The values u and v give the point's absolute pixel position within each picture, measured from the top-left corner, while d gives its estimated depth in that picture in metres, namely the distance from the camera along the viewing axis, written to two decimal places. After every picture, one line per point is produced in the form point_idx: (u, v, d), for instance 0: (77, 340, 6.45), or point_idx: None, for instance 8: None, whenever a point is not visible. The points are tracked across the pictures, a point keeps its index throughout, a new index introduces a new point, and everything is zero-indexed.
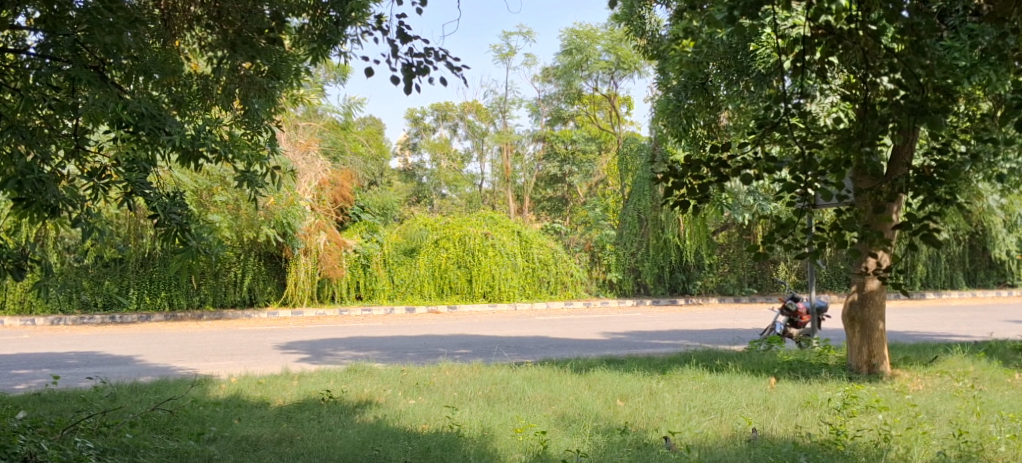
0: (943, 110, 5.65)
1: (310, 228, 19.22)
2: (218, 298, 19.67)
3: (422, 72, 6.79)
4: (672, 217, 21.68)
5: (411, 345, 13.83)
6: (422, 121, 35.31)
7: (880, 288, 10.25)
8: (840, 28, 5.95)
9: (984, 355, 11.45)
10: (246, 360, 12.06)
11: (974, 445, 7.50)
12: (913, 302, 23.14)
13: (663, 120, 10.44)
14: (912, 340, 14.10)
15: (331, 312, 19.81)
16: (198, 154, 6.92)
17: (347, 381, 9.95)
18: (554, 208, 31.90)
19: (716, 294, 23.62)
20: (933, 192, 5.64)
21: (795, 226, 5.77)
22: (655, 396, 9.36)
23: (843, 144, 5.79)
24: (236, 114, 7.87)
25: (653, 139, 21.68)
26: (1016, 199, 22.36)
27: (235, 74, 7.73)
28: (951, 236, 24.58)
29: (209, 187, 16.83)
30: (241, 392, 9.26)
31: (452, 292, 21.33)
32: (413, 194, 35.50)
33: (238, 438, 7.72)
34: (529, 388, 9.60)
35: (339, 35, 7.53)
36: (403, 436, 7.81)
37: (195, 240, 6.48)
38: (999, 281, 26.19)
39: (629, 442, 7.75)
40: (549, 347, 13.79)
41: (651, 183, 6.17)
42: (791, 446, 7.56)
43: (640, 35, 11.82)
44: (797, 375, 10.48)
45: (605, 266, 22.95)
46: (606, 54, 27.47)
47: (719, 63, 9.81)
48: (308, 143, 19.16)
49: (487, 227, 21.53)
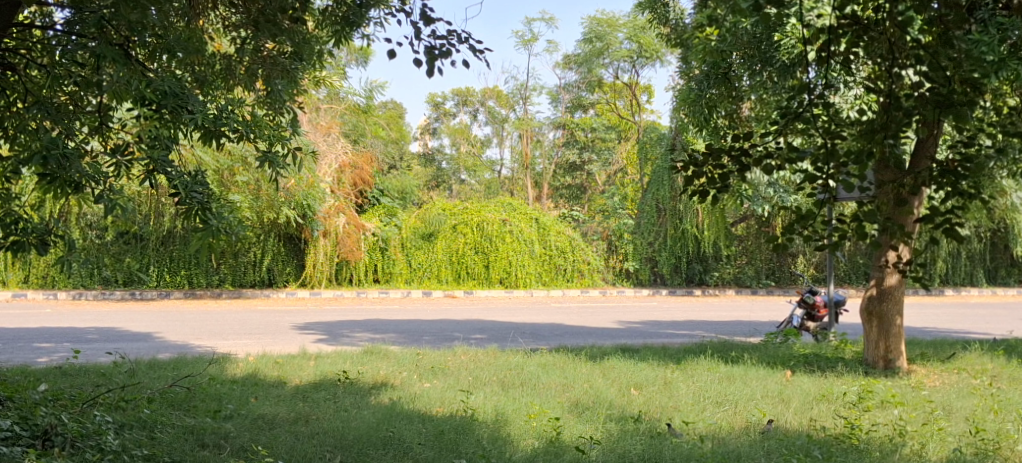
0: (968, 103, 5.65)
1: (330, 210, 19.12)
2: (237, 277, 19.80)
3: (444, 54, 6.79)
4: (691, 207, 21.53)
5: (427, 329, 13.87)
6: (442, 106, 35.31)
7: (899, 282, 10.20)
8: (865, 19, 5.91)
9: (1002, 353, 11.38)
10: (264, 339, 12.13)
11: (990, 443, 7.46)
12: (932, 298, 23.02)
13: (686, 109, 10.41)
14: (930, 336, 14.05)
15: (349, 294, 19.90)
16: (220, 133, 6.95)
17: (363, 363, 10.00)
18: (572, 196, 31.88)
19: (733, 286, 23.56)
20: (957, 185, 5.62)
21: (814, 217, 5.78)
22: (670, 385, 9.36)
23: (867, 135, 5.78)
24: (259, 94, 7.90)
25: (673, 128, 21.60)
26: None
27: (259, 54, 7.81)
28: (972, 234, 24.40)
29: (230, 167, 17.03)
30: (258, 371, 9.32)
31: (468, 277, 21.45)
32: (432, 178, 35.53)
33: (255, 416, 7.78)
34: (543, 375, 9.61)
35: (362, 18, 7.44)
36: (418, 418, 7.85)
37: (216, 219, 6.50)
38: (1020, 279, 25.96)
39: (643, 431, 7.77)
40: (565, 335, 13.80)
41: (670, 173, 6.16)
42: (805, 439, 7.56)
43: (664, 24, 11.73)
44: (812, 368, 10.47)
45: (622, 255, 22.95)
46: (627, 43, 27.40)
47: (741, 53, 9.80)
48: (330, 125, 19.29)
49: (505, 213, 21.50)
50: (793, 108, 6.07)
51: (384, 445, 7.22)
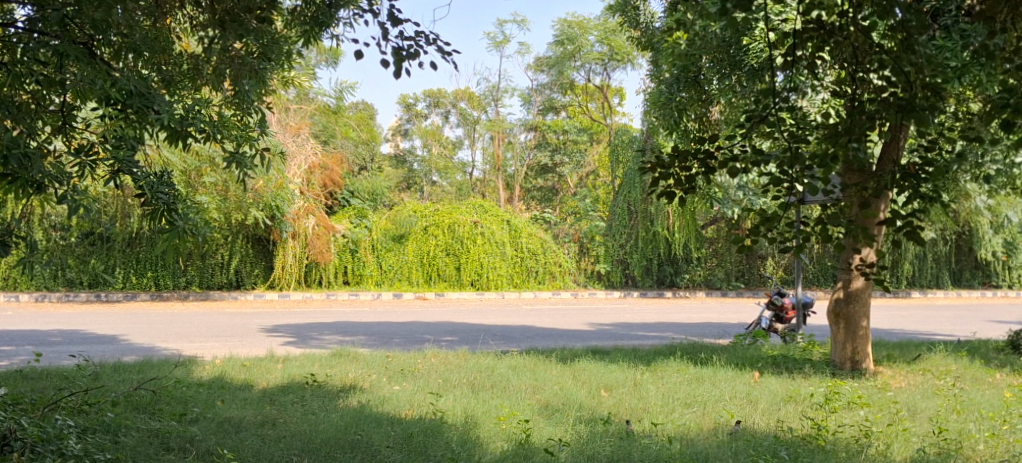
0: (930, 108, 5.69)
1: (299, 211, 19.05)
2: (205, 279, 19.68)
3: (412, 56, 6.78)
4: (662, 209, 21.58)
5: (397, 331, 13.83)
6: (414, 108, 35.24)
7: (866, 284, 10.28)
8: (830, 24, 6.03)
9: (967, 354, 11.50)
10: (231, 342, 12.05)
11: (953, 443, 7.53)
12: (899, 300, 23.26)
13: (656, 113, 10.45)
14: (896, 338, 14.19)
15: (318, 295, 19.81)
16: (187, 134, 6.88)
17: (331, 366, 9.95)
18: (544, 199, 31.83)
19: (703, 288, 23.67)
20: (917, 189, 5.71)
21: (779, 219, 5.84)
22: (640, 387, 9.39)
23: (831, 138, 5.83)
24: (226, 94, 7.87)
25: (644, 131, 21.68)
26: (1003, 201, 22.50)
27: (226, 54, 7.70)
28: (938, 236, 24.66)
29: (198, 168, 16.90)
30: (225, 374, 9.25)
31: (439, 279, 21.39)
32: (403, 180, 35.41)
33: (221, 419, 7.73)
34: (513, 377, 9.61)
35: (331, 17, 7.43)
36: (387, 421, 7.83)
37: (182, 220, 6.47)
38: (985, 281, 26.28)
39: (612, 432, 7.78)
40: (536, 337, 13.81)
41: (639, 174, 6.20)
42: (772, 440, 7.60)
43: (634, 26, 11.75)
44: (780, 370, 10.54)
45: (593, 257, 22.98)
46: (598, 45, 27.51)
47: (711, 57, 9.82)
48: (299, 126, 19.19)
49: (477, 215, 21.48)
50: (760, 111, 6.15)
51: (353, 448, 7.19)
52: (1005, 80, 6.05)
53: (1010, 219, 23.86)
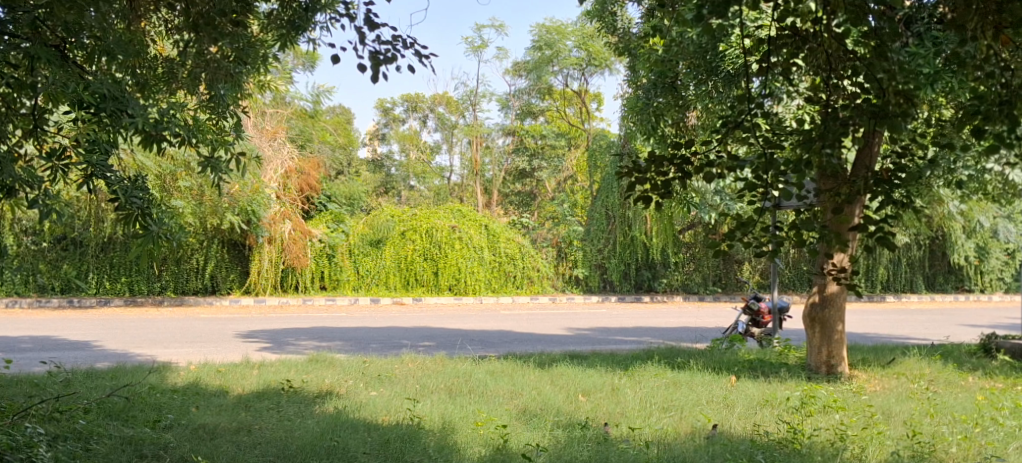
0: (902, 115, 5.78)
1: (275, 216, 18.97)
2: (180, 285, 19.57)
3: (389, 60, 6.78)
4: (640, 214, 21.65)
5: (374, 336, 13.78)
6: (391, 112, 35.24)
7: (841, 289, 10.34)
8: (804, 31, 6.15)
9: (940, 358, 11.60)
10: (205, 348, 11.97)
11: (926, 446, 7.58)
12: (874, 304, 23.40)
13: (633, 118, 10.48)
14: (871, 342, 14.28)
15: (294, 301, 19.72)
16: (162, 138, 6.82)
17: (308, 372, 9.90)
18: (522, 203, 31.75)
19: (681, 293, 23.75)
20: (890, 195, 5.77)
21: (755, 224, 5.87)
22: (618, 391, 9.40)
23: (805, 145, 5.88)
24: (202, 98, 7.87)
25: (622, 136, 21.73)
26: (976, 206, 22.73)
27: (202, 57, 7.60)
28: (911, 241, 24.87)
29: (173, 173, 16.76)
30: (199, 380, 9.19)
31: (417, 284, 21.36)
32: (381, 184, 35.36)
33: (195, 426, 7.68)
34: (491, 382, 9.60)
35: (308, 21, 7.41)
36: (364, 427, 7.80)
37: (156, 226, 6.40)
38: (958, 286, 26.51)
39: (590, 437, 7.79)
40: (513, 342, 13.81)
41: (615, 179, 6.20)
42: (749, 444, 7.62)
43: (611, 32, 11.76)
44: (756, 374, 10.58)
45: (572, 261, 22.99)
46: (576, 51, 27.60)
47: (687, 62, 9.85)
48: (275, 131, 19.09)
49: (455, 219, 21.40)
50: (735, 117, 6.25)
51: (329, 455, 7.15)
52: (976, 87, 6.14)
53: (982, 223, 24.11)
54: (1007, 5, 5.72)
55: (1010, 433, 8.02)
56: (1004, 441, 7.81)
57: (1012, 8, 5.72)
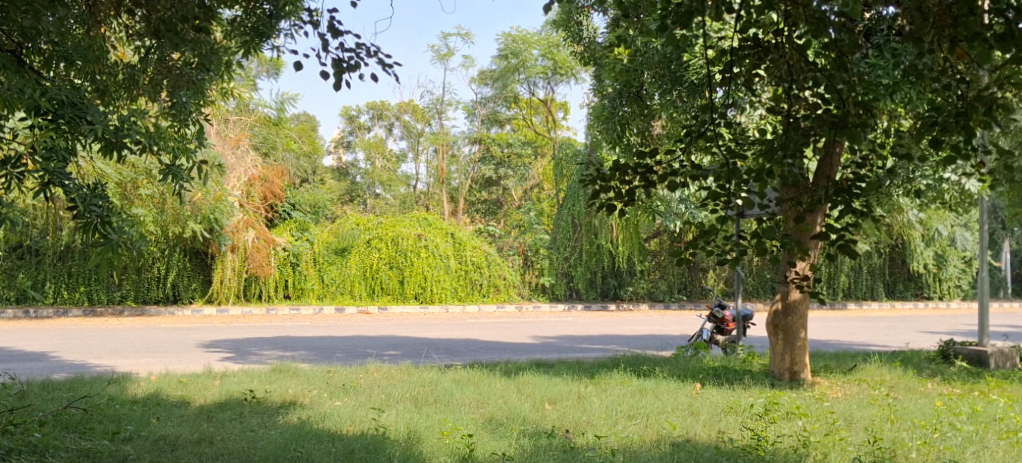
0: (862, 125, 5.82)
1: (239, 224, 18.89)
2: (141, 294, 19.36)
3: (352, 67, 6.77)
4: (606, 222, 21.76)
5: (340, 346, 13.70)
6: (357, 120, 35.19)
7: (803, 297, 10.42)
8: (766, 42, 6.25)
9: (900, 364, 11.73)
10: (167, 358, 11.85)
11: (887, 452, 7.64)
12: (837, 312, 23.61)
13: (599, 127, 10.53)
14: (833, 348, 14.41)
15: (258, 311, 19.52)
16: (122, 145, 6.73)
17: (271, 382, 9.82)
18: (488, 211, 31.37)
19: (647, 301, 23.83)
20: (850, 204, 5.84)
21: (717, 232, 5.90)
22: (583, 400, 9.41)
23: (766, 154, 5.96)
24: (163, 106, 7.74)
25: (588, 145, 21.81)
26: (934, 214, 23.07)
27: (163, 64, 7.63)
28: (872, 249, 25.15)
29: (134, 181, 16.47)
30: (160, 391, 9.10)
31: (383, 293, 21.24)
32: (346, 192, 35.15)
33: (156, 437, 7.59)
34: (457, 390, 9.58)
35: (271, 29, 7.42)
36: (327, 438, 7.75)
37: (116, 233, 6.33)
38: (917, 293, 26.82)
39: (556, 446, 7.78)
40: (479, 350, 13.78)
41: (580, 187, 6.21)
42: (713, 451, 7.65)
43: (577, 42, 11.77)
44: (721, 381, 10.63)
45: (538, 269, 22.98)
46: (542, 59, 27.70)
47: (653, 72, 9.88)
48: (239, 138, 18.95)
49: (421, 228, 21.42)
50: (699, 127, 6.32)
51: None
52: (933, 99, 6.23)
53: (940, 232, 24.44)
54: (961, 19, 5.73)
55: (968, 438, 8.13)
56: (962, 446, 7.91)
57: (966, 21, 5.68)
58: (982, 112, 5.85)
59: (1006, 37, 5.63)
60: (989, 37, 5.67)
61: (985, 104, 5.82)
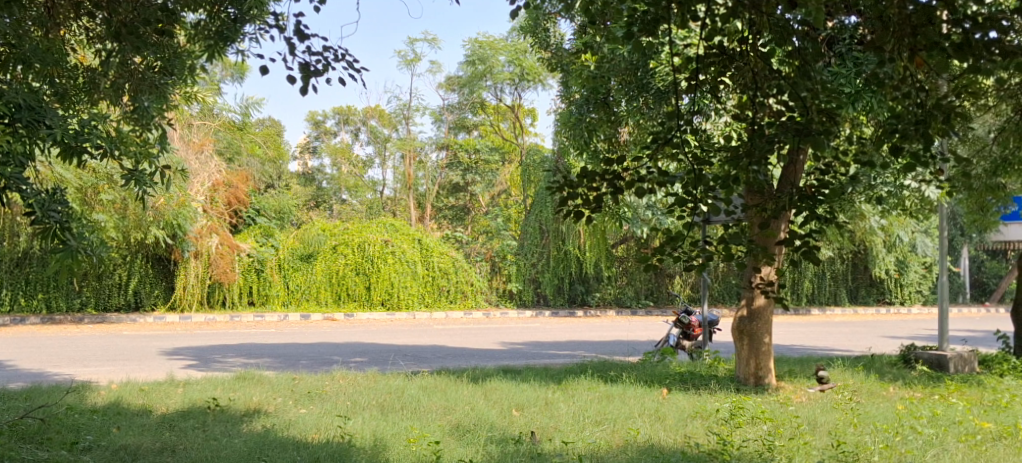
0: (825, 132, 5.80)
1: (201, 230, 18.75)
2: (101, 300, 19.10)
3: (319, 72, 6.71)
4: (573, 229, 21.76)
5: (305, 353, 13.58)
6: (323, 125, 35.04)
7: (768, 302, 10.47)
8: (732, 49, 6.28)
9: (863, 369, 11.80)
10: (128, 366, 11.68)
11: (850, 455, 7.65)
12: (801, 317, 23.76)
13: (567, 133, 10.51)
14: (798, 353, 14.48)
15: (221, 318, 19.28)
16: (82, 150, 6.65)
17: (235, 390, 9.70)
18: (454, 217, 31.08)
19: (614, 307, 23.85)
20: (814, 210, 5.88)
21: (684, 238, 5.92)
22: (551, 406, 9.37)
23: (732, 161, 5.95)
24: (125, 109, 7.68)
25: (555, 151, 21.81)
26: (896, 221, 23.29)
27: (125, 68, 7.46)
28: (835, 255, 25.36)
29: (94, 186, 16.24)
30: (121, 399, 8.97)
31: (349, 299, 21.17)
32: (312, 198, 34.89)
33: (116, 447, 7.47)
34: (424, 397, 9.50)
35: (236, 33, 7.28)
36: (292, 446, 7.66)
37: (76, 240, 6.19)
38: (879, 299, 27.06)
39: (523, 452, 7.74)
40: (446, 357, 13.71)
41: (547, 195, 6.17)
42: (680, 456, 7.64)
43: (544, 47, 11.79)
44: (687, 386, 10.65)
45: (505, 275, 22.93)
46: (509, 66, 27.65)
47: (620, 78, 9.90)
48: (203, 143, 18.81)
49: (387, 234, 21.31)
50: (666, 133, 6.30)
51: None
52: (894, 107, 6.22)
53: (902, 238, 24.69)
54: (920, 29, 5.73)
55: (929, 441, 8.18)
56: (923, 449, 7.96)
57: (925, 31, 5.72)
58: (941, 119, 5.89)
59: (963, 46, 5.61)
60: (948, 46, 5.70)
61: (944, 112, 5.86)
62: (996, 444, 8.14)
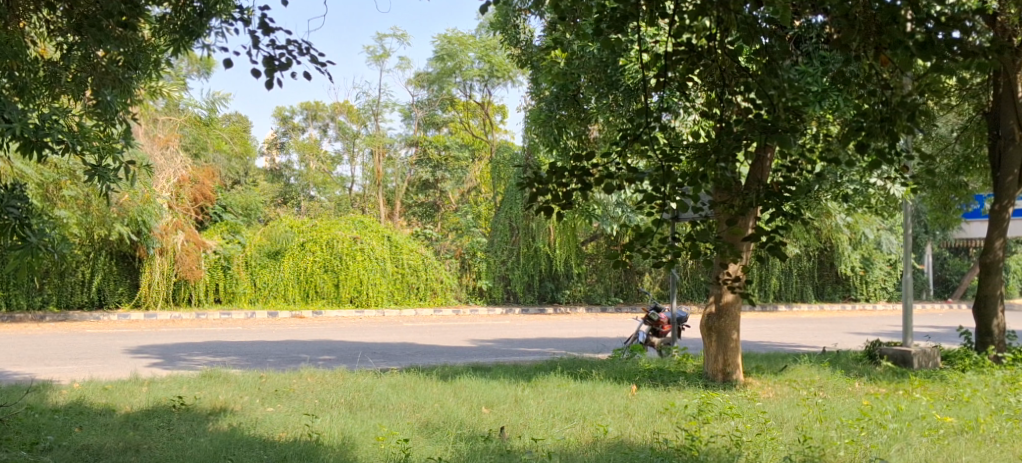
0: (792, 130, 5.82)
1: (167, 227, 18.59)
2: (63, 298, 18.84)
3: (283, 65, 6.64)
4: (543, 226, 21.75)
5: (272, 351, 13.46)
6: (291, 121, 34.83)
7: (735, 299, 10.49)
8: (700, 47, 6.19)
9: (829, 365, 11.86)
10: (91, 365, 11.53)
11: (816, 450, 7.68)
12: (768, 314, 23.89)
13: (536, 130, 10.46)
14: (764, 350, 14.55)
15: (187, 315, 19.08)
16: (43, 145, 6.52)
17: (201, 388, 9.59)
18: (424, 214, 30.87)
19: (584, 304, 23.89)
20: (780, 207, 5.90)
21: (653, 234, 5.90)
22: (520, 403, 9.34)
23: (700, 158, 5.97)
24: (87, 104, 7.54)
25: (525, 148, 21.78)
26: (861, 218, 23.48)
27: (87, 61, 7.38)
28: (802, 252, 25.52)
29: (56, 181, 16.04)
30: (84, 398, 8.83)
31: (317, 296, 21.01)
32: (279, 195, 34.65)
33: (78, 447, 7.36)
34: (393, 395, 9.44)
35: (201, 27, 7.21)
36: (259, 444, 7.58)
37: (36, 236, 6.13)
38: (845, 295, 27.29)
39: (492, 449, 7.71)
40: (416, 354, 13.65)
41: (517, 190, 6.13)
42: (648, 452, 7.62)
43: (514, 45, 11.68)
44: (656, 383, 10.66)
45: (475, 273, 22.87)
46: (478, 62, 27.61)
47: (589, 76, 9.89)
48: (168, 138, 18.64)
49: (356, 230, 21.18)
50: (634, 130, 6.29)
51: None
52: (859, 105, 6.27)
53: (867, 235, 24.92)
54: (885, 28, 5.77)
55: (893, 436, 8.24)
56: (888, 443, 8.00)
57: (890, 30, 5.74)
58: (905, 117, 5.85)
59: (926, 45, 5.59)
60: (912, 46, 5.68)
61: (908, 110, 5.82)
62: (958, 438, 8.21)
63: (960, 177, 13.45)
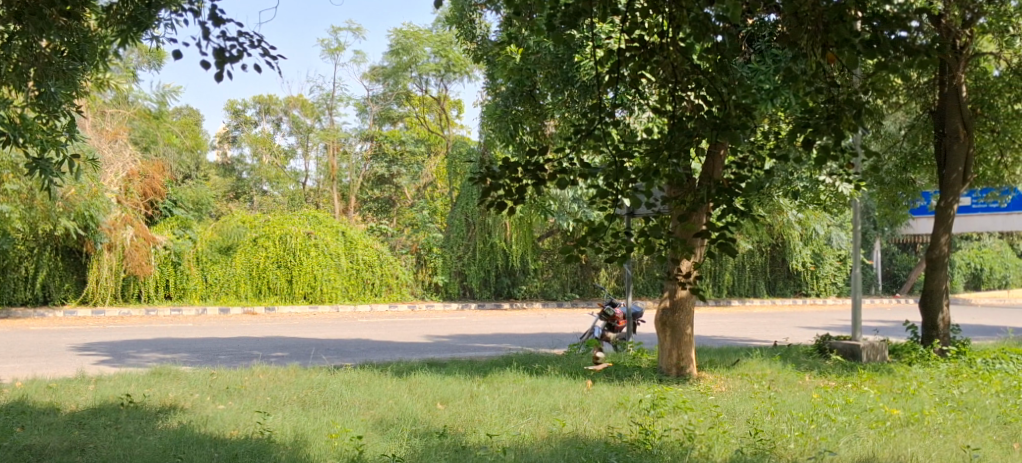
0: (743, 127, 5.94)
1: (116, 221, 18.28)
2: (6, 295, 18.47)
3: (233, 57, 6.54)
4: (499, 222, 21.72)
5: (223, 348, 13.27)
6: (243, 114, 34.45)
7: (689, 294, 10.55)
8: (651, 43, 6.14)
9: (779, 359, 11.98)
10: (36, 363, 11.32)
11: (767, 443, 7.74)
12: (721, 308, 24.06)
13: (492, 126, 10.40)
14: (718, 344, 14.64)
15: (137, 312, 18.77)
16: None
17: (149, 386, 9.44)
18: (380, 209, 29.68)
19: (540, 299, 23.90)
20: (731, 203, 5.90)
21: (606, 230, 5.89)
22: (475, 398, 9.31)
23: (652, 154, 5.96)
24: (30, 95, 7.38)
25: (481, 143, 21.70)
26: (811, 214, 23.73)
27: (30, 51, 7.19)
28: (754, 247, 25.75)
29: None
30: (27, 397, 8.65)
31: (270, 292, 20.76)
32: (232, 189, 34.23)
33: (20, 447, 7.20)
34: (346, 392, 9.36)
35: (150, 18, 6.97)
36: (210, 442, 7.47)
37: None
38: (797, 290, 27.58)
39: (447, 445, 7.66)
40: (370, 350, 13.57)
41: (471, 185, 6.09)
42: (602, 447, 7.63)
43: (470, 39, 11.66)
44: (611, 378, 10.65)
45: (431, 268, 22.74)
46: (434, 57, 27.48)
47: (544, 72, 9.88)
48: (116, 131, 18.44)
49: (310, 226, 21.02)
50: (587, 126, 6.27)
51: None
52: (806, 102, 6.32)
53: (818, 232, 25.21)
54: (832, 26, 5.77)
55: (842, 428, 8.31)
56: (836, 436, 8.07)
57: (835, 28, 5.75)
58: (851, 115, 5.95)
59: (872, 44, 5.63)
60: (858, 44, 5.70)
61: (853, 107, 5.94)
62: (905, 430, 8.31)
63: (907, 175, 13.64)
